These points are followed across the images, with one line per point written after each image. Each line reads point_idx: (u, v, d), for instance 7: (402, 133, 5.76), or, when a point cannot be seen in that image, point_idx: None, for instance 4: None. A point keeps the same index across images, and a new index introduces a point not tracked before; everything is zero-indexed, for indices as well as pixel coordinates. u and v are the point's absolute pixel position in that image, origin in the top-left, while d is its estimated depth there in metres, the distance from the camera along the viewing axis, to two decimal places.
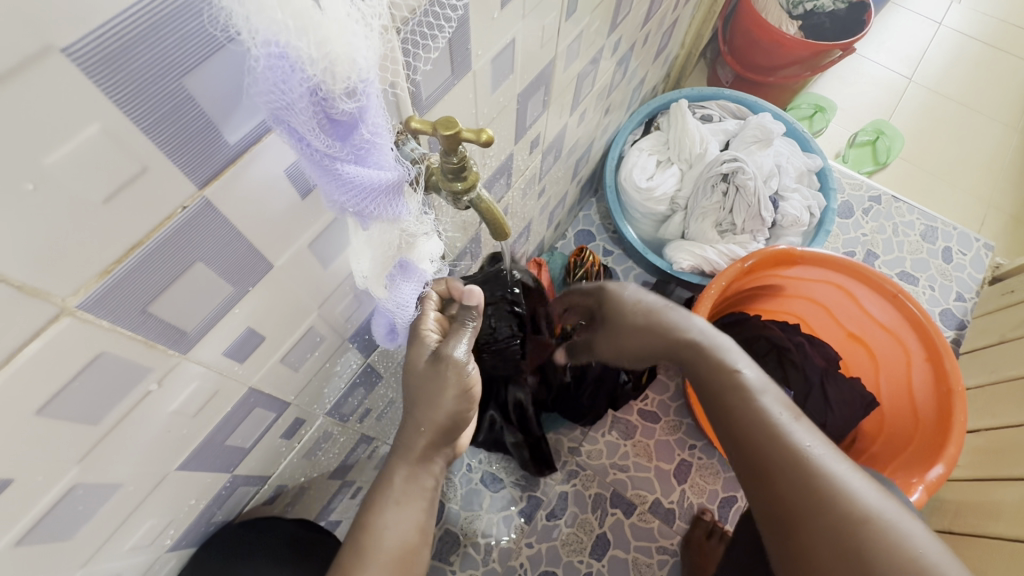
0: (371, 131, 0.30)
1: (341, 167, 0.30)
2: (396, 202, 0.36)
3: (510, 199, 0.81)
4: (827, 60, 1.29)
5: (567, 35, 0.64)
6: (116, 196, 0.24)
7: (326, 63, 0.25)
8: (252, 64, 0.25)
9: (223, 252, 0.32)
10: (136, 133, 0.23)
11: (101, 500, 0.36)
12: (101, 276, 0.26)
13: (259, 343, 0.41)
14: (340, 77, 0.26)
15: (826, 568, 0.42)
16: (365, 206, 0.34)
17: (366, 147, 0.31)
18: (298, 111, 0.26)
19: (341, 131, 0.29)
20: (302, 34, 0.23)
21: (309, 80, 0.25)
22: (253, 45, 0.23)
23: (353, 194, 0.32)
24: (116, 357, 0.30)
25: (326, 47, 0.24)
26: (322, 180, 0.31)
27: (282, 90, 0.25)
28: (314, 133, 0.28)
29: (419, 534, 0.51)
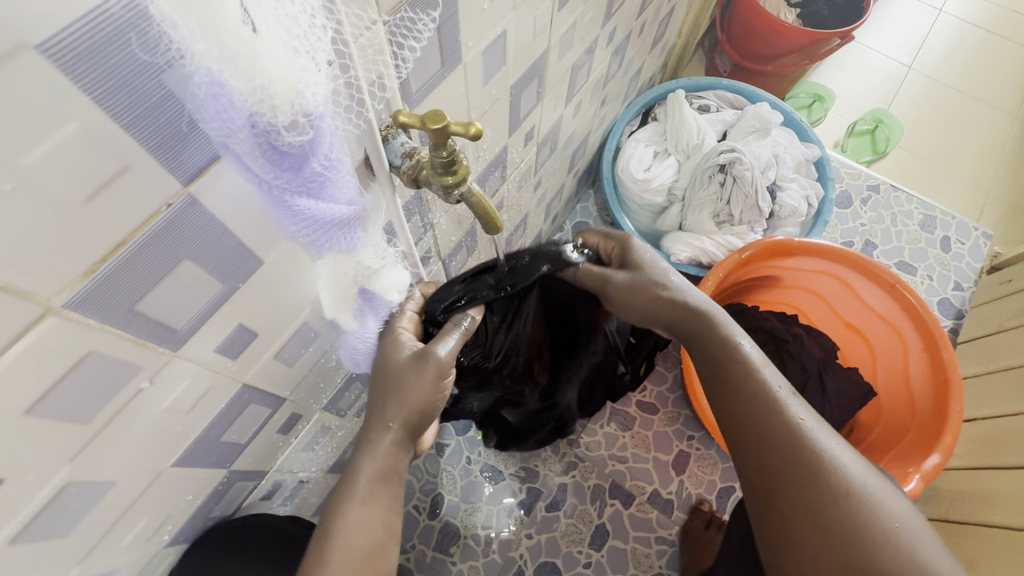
0: (324, 164, 0.30)
1: (291, 197, 0.31)
2: (348, 228, 0.36)
3: (505, 192, 0.80)
4: (825, 49, 1.28)
5: (560, 25, 0.63)
6: (99, 194, 0.24)
7: (264, 97, 0.25)
8: (190, 96, 0.24)
9: (211, 250, 0.32)
10: (116, 130, 0.23)
11: (95, 497, 0.36)
12: (86, 275, 0.26)
13: (251, 340, 0.41)
14: (281, 110, 0.25)
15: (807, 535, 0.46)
16: (316, 231, 0.34)
17: (320, 177, 0.31)
18: (243, 144, 0.26)
19: (293, 163, 0.29)
20: (233, 66, 0.23)
21: (248, 113, 0.25)
22: (191, 78, 0.23)
23: (304, 222, 0.33)
24: (105, 356, 0.29)
25: (261, 81, 0.24)
26: (274, 209, 0.32)
27: (225, 123, 0.25)
28: (259, 164, 0.28)
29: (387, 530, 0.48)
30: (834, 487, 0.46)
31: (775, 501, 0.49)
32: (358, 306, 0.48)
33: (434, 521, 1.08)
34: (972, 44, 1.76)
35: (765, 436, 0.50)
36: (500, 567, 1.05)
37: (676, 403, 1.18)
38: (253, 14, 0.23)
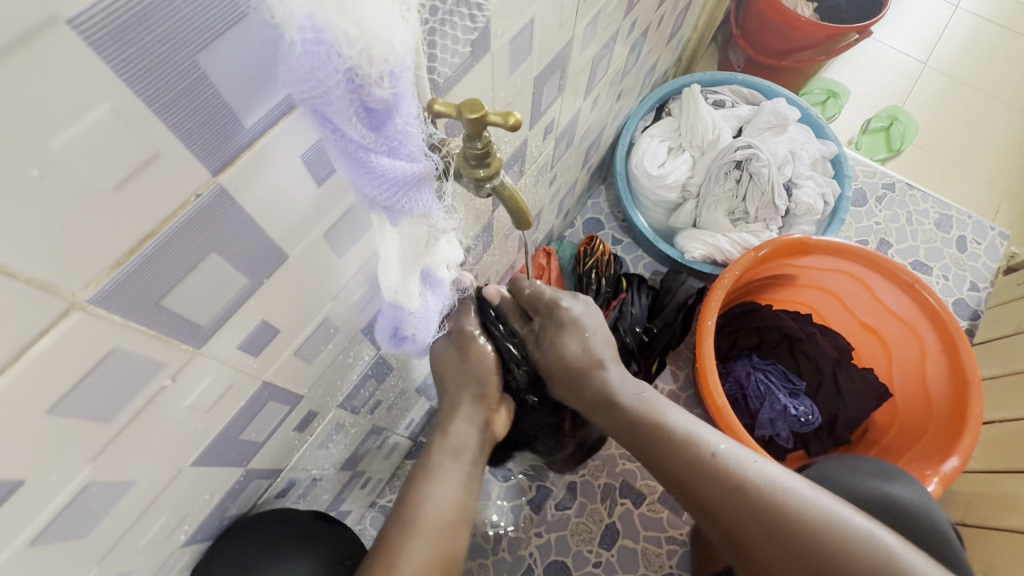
0: (405, 121, 0.29)
1: (375, 159, 0.29)
2: (424, 195, 0.34)
3: (522, 187, 0.79)
4: (843, 44, 1.26)
5: (585, 15, 0.61)
6: (127, 182, 0.23)
7: (363, 43, 0.23)
8: (289, 47, 0.24)
9: (238, 242, 0.31)
10: (147, 114, 0.22)
11: (115, 497, 0.35)
12: (112, 269, 0.24)
13: (273, 336, 0.40)
14: (377, 59, 0.24)
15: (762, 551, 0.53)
16: (396, 201, 0.32)
17: (400, 138, 0.29)
18: (335, 98, 0.25)
19: (375, 121, 0.28)
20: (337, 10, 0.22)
21: (346, 64, 0.24)
22: (289, 28, 0.23)
23: (386, 188, 0.31)
24: (129, 353, 0.28)
25: (364, 26, 0.23)
26: (354, 175, 0.30)
27: (318, 77, 0.24)
28: (349, 122, 0.26)
29: (460, 508, 0.55)
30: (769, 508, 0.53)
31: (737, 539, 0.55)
32: (419, 283, 0.44)
33: None
34: (989, 41, 1.73)
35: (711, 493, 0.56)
36: (509, 565, 1.04)
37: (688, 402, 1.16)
38: None
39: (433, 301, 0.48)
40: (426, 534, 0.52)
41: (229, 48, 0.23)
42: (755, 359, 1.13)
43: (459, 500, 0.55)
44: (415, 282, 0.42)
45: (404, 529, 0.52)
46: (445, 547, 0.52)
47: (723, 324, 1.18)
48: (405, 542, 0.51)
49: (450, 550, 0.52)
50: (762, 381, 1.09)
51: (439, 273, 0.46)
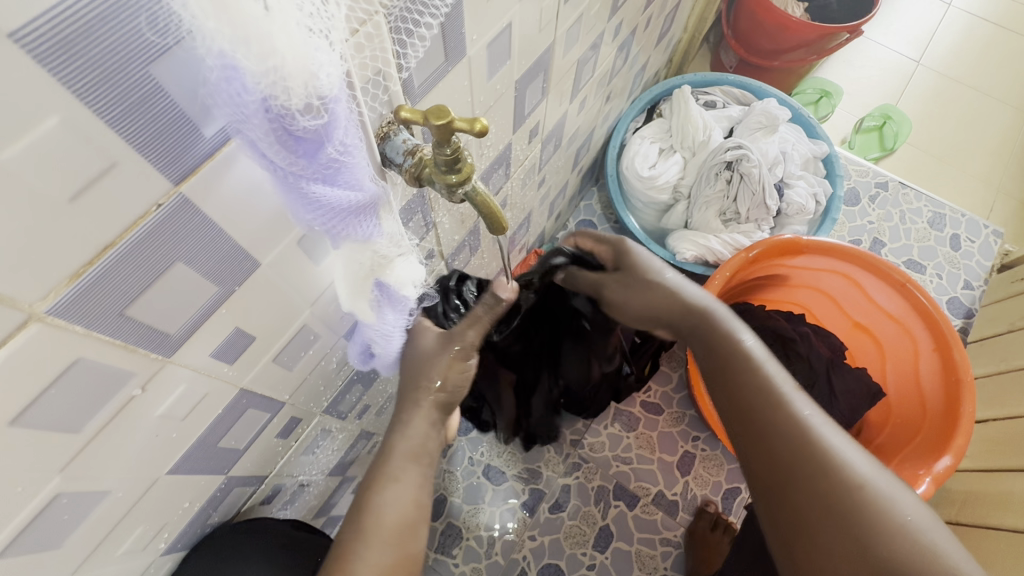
0: (340, 149, 0.29)
1: (308, 186, 0.29)
2: (365, 221, 0.35)
3: (509, 190, 0.79)
4: (833, 44, 1.26)
5: (566, 18, 0.61)
6: (84, 193, 0.23)
7: (276, 79, 0.23)
8: (206, 74, 0.23)
9: (205, 252, 0.31)
10: (101, 125, 0.22)
11: (88, 507, 0.35)
12: (72, 279, 0.24)
13: (248, 344, 0.40)
14: (295, 92, 0.24)
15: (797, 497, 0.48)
16: (333, 224, 0.33)
17: (336, 166, 0.29)
18: (253, 125, 0.25)
19: (309, 150, 0.28)
20: (242, 45, 0.22)
21: (261, 96, 0.24)
22: (206, 54, 0.22)
23: (322, 213, 0.31)
24: (95, 362, 0.28)
25: (273, 61, 0.23)
26: (291, 199, 0.30)
27: (237, 103, 0.24)
28: (274, 149, 0.27)
29: (417, 509, 0.51)
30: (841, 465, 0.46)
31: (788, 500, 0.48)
32: (374, 299, 0.44)
33: (437, 523, 1.07)
34: (982, 39, 1.73)
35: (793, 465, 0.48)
36: (502, 569, 1.04)
37: (681, 403, 1.16)
38: None
39: (393, 319, 0.47)
40: (385, 539, 0.48)
41: (186, 55, 0.23)
42: None
43: (415, 501, 0.51)
44: (368, 299, 0.43)
45: (367, 532, 0.48)
46: (405, 549, 0.49)
47: None
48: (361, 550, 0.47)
49: (409, 552, 0.50)
50: None
51: (404, 292, 0.44)
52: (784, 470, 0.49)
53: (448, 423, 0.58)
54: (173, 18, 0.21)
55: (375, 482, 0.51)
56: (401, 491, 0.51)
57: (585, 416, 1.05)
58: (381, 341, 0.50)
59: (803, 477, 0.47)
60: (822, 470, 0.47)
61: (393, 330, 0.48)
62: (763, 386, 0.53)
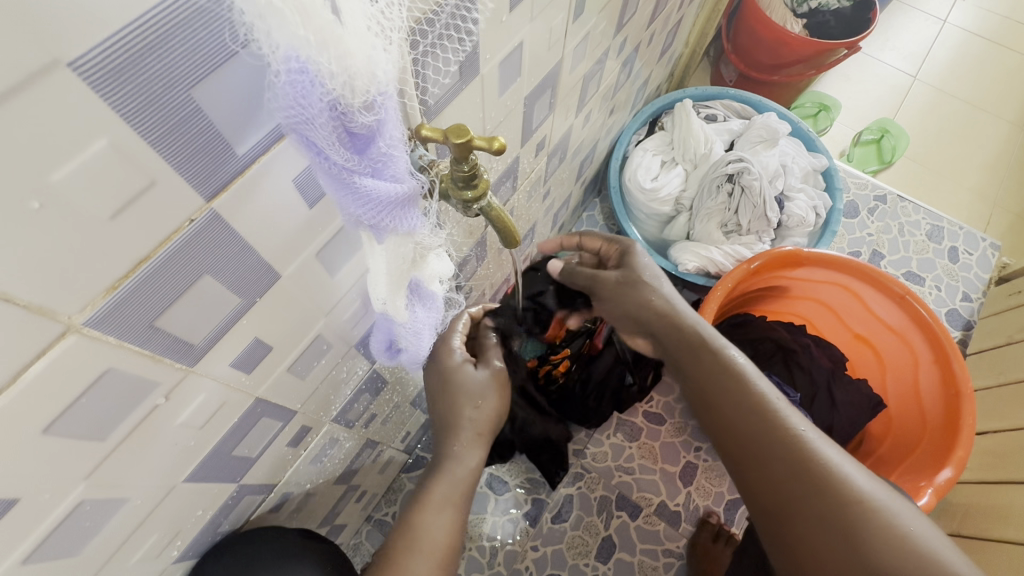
0: (388, 143, 0.30)
1: (358, 180, 0.30)
2: (409, 215, 0.35)
3: (515, 202, 0.80)
4: (832, 59, 1.28)
5: (574, 36, 0.63)
6: (124, 211, 0.24)
7: (346, 77, 0.25)
8: (271, 79, 0.24)
9: (231, 264, 0.31)
10: (143, 147, 0.23)
11: (108, 514, 0.36)
12: (108, 291, 0.25)
13: (265, 354, 0.40)
14: (360, 90, 0.25)
15: (799, 508, 0.48)
16: (381, 219, 0.33)
17: (383, 159, 0.31)
18: (318, 125, 0.26)
19: (358, 143, 0.29)
20: (320, 47, 0.23)
21: (329, 95, 0.25)
22: (273, 59, 0.23)
23: (371, 208, 0.32)
24: (124, 373, 0.29)
25: (346, 61, 0.24)
26: (339, 194, 0.31)
27: (302, 105, 0.25)
28: (333, 147, 0.27)
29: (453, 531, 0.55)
30: (843, 489, 0.46)
31: (788, 523, 0.48)
32: (407, 296, 0.45)
33: None
34: (977, 55, 1.76)
35: (790, 491, 0.48)
36: None
37: (683, 413, 1.17)
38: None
39: (424, 317, 0.48)
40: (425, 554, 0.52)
41: (234, 72, 0.24)
42: None
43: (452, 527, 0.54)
44: (403, 296, 0.43)
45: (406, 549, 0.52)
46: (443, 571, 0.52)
47: (719, 336, 1.20)
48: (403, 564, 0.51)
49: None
50: None
51: (432, 285, 0.46)
52: (781, 488, 0.49)
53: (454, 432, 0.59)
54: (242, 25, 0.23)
55: (424, 506, 0.55)
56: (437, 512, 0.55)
57: (589, 426, 1.06)
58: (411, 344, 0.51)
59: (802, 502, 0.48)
60: (822, 486, 0.47)
61: (423, 331, 0.49)
62: (750, 400, 0.53)
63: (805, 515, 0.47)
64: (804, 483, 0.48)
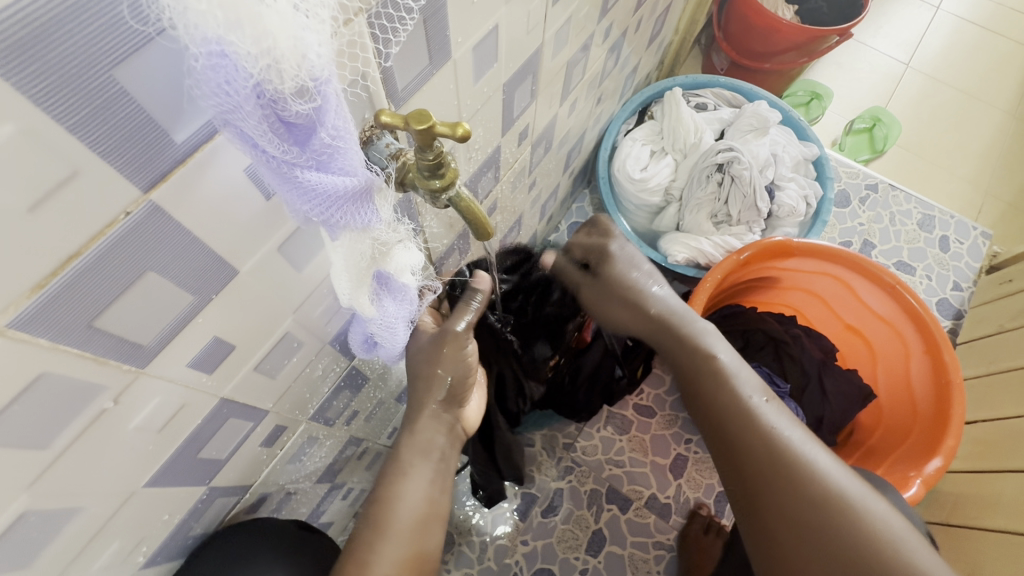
0: (332, 134, 0.28)
1: (301, 174, 0.28)
2: (362, 209, 0.34)
3: (499, 194, 0.78)
4: (823, 46, 1.26)
5: (555, 20, 0.61)
6: (43, 203, 0.22)
7: (268, 60, 0.22)
8: (190, 64, 0.22)
9: (180, 259, 0.30)
10: (61, 132, 0.21)
11: (61, 523, 0.34)
12: (34, 291, 0.23)
13: (228, 353, 0.39)
14: (288, 74, 0.23)
15: (779, 504, 0.49)
16: (330, 214, 0.31)
17: (329, 152, 0.29)
18: (246, 114, 0.24)
19: (298, 135, 0.27)
20: (233, 27, 0.21)
21: (253, 80, 0.23)
22: (191, 44, 0.21)
23: (319, 203, 0.30)
24: (62, 377, 0.27)
25: (267, 42, 0.22)
26: (283, 189, 0.29)
27: (227, 92, 0.23)
28: (266, 138, 0.26)
29: (429, 505, 0.57)
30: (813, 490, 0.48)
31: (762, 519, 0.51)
32: (372, 290, 0.43)
33: None
34: (969, 42, 1.74)
35: (786, 501, 0.49)
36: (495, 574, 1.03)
37: (674, 405, 1.16)
38: None
39: (395, 309, 0.46)
40: (400, 532, 0.54)
41: (158, 51, 0.22)
42: None
43: (428, 499, 0.57)
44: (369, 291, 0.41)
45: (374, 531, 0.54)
46: (417, 547, 0.55)
47: None
48: (376, 543, 0.53)
49: (422, 549, 0.55)
50: None
51: (403, 279, 0.43)
52: (757, 484, 0.51)
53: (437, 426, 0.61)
54: (154, 5, 0.21)
55: (398, 477, 0.57)
56: (411, 483, 0.57)
57: (578, 420, 1.04)
58: (385, 336, 0.48)
59: (782, 497, 0.49)
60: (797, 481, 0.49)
61: (396, 322, 0.47)
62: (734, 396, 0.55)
63: (777, 507, 0.49)
64: (782, 475, 0.50)
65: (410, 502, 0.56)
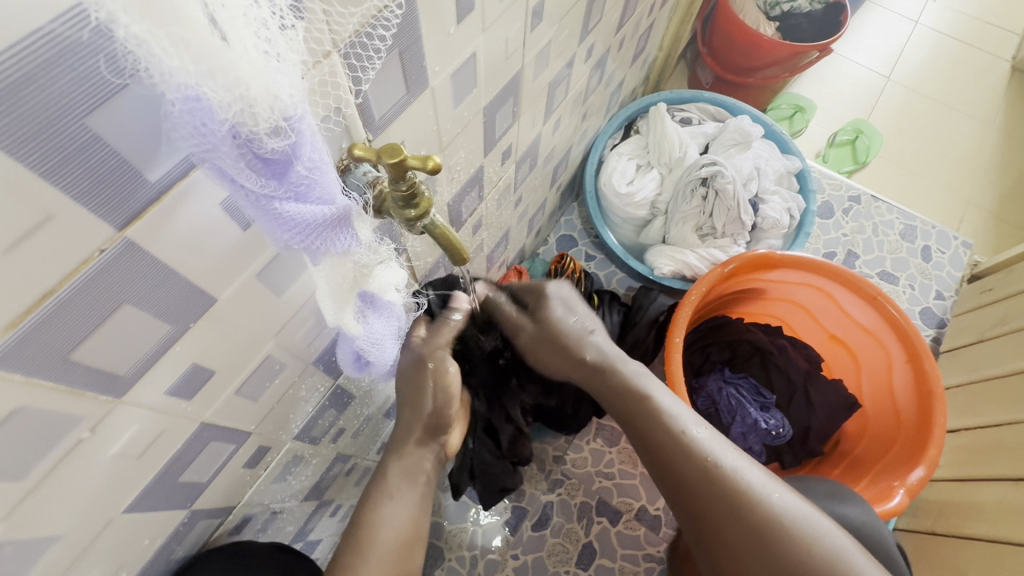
0: (309, 166, 0.29)
1: (279, 205, 0.29)
2: (341, 233, 0.35)
3: (483, 211, 0.79)
4: (805, 62, 1.28)
5: (535, 43, 0.62)
6: (20, 245, 0.22)
7: (243, 105, 0.23)
8: (168, 110, 0.23)
9: (156, 291, 0.30)
10: (34, 179, 0.22)
11: (36, 553, 0.34)
12: (9, 329, 0.24)
13: (208, 378, 0.39)
14: (262, 117, 0.24)
15: (731, 538, 0.52)
16: (309, 240, 0.32)
17: (307, 183, 0.30)
18: (223, 153, 0.25)
19: (275, 170, 0.28)
20: (207, 77, 0.22)
21: (228, 123, 0.24)
22: (167, 91, 0.22)
23: (298, 231, 0.31)
24: (38, 410, 0.28)
25: (241, 88, 0.23)
26: (262, 220, 0.30)
27: (203, 133, 0.24)
28: (245, 174, 0.26)
29: (412, 529, 0.57)
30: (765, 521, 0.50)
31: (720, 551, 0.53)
32: (356, 308, 0.43)
33: None
34: (948, 55, 1.78)
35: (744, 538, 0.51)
36: None
37: None
38: (224, 24, 0.22)
39: (380, 324, 0.47)
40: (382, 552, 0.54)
41: (133, 99, 0.23)
42: (727, 373, 1.16)
43: (411, 520, 0.58)
44: (352, 310, 0.42)
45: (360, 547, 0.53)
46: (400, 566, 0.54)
47: (696, 339, 1.20)
48: (359, 563, 0.52)
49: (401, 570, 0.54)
50: (733, 396, 1.11)
51: (387, 296, 0.45)
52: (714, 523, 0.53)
53: (437, 441, 0.64)
54: (129, 56, 0.22)
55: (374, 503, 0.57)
56: (393, 506, 0.57)
57: (567, 433, 1.05)
58: (372, 352, 0.49)
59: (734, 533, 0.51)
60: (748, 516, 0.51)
61: (383, 337, 0.48)
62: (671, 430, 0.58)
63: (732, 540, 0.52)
64: (733, 511, 0.52)
65: (391, 524, 0.56)
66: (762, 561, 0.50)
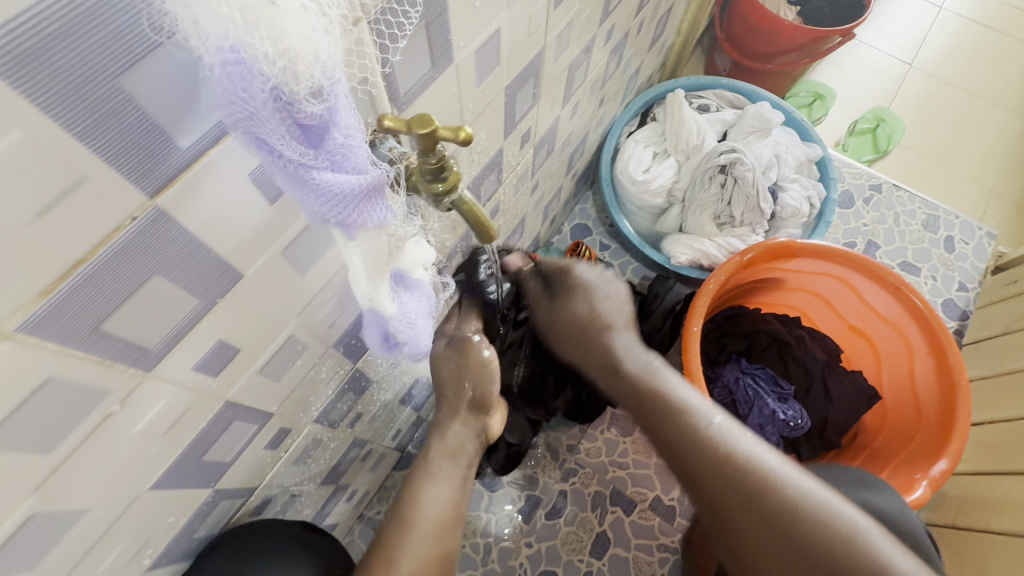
0: (344, 133, 0.28)
1: (317, 175, 0.28)
2: (375, 205, 0.34)
3: (500, 196, 0.78)
4: (826, 47, 1.26)
5: (557, 23, 0.61)
6: (52, 209, 0.22)
7: (286, 62, 0.23)
8: (206, 74, 0.23)
9: (184, 264, 0.30)
10: (66, 139, 0.21)
11: (65, 527, 0.34)
12: (42, 296, 0.24)
13: (232, 356, 0.39)
14: (303, 76, 0.24)
15: (751, 526, 0.49)
16: (346, 214, 0.31)
17: (343, 151, 0.29)
18: (264, 119, 0.24)
19: (312, 137, 0.27)
20: (252, 30, 0.21)
21: (269, 84, 0.23)
22: (205, 51, 0.22)
23: (335, 205, 0.30)
24: (68, 381, 0.28)
25: (284, 43, 0.22)
26: (298, 194, 0.29)
27: (243, 99, 0.23)
28: (286, 141, 0.26)
29: (454, 508, 0.58)
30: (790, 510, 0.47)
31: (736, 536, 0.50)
32: (391, 287, 0.43)
33: None
34: (974, 41, 1.74)
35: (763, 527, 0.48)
36: None
37: None
38: None
39: (412, 303, 0.46)
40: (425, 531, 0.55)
41: (165, 61, 0.23)
42: (744, 363, 1.13)
43: (454, 501, 0.58)
44: (387, 289, 0.42)
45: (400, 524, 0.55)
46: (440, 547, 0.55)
47: (712, 329, 1.18)
48: (404, 540, 0.54)
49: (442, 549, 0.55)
50: (750, 387, 1.08)
51: (417, 274, 0.45)
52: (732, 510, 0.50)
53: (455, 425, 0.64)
54: (164, 13, 0.21)
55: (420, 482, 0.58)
56: (435, 486, 0.58)
57: (582, 421, 1.04)
58: (406, 333, 0.48)
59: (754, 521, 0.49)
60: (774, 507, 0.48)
61: (416, 316, 0.47)
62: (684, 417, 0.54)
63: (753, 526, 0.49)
64: (753, 497, 0.49)
65: (434, 504, 0.57)
66: (780, 548, 0.47)
